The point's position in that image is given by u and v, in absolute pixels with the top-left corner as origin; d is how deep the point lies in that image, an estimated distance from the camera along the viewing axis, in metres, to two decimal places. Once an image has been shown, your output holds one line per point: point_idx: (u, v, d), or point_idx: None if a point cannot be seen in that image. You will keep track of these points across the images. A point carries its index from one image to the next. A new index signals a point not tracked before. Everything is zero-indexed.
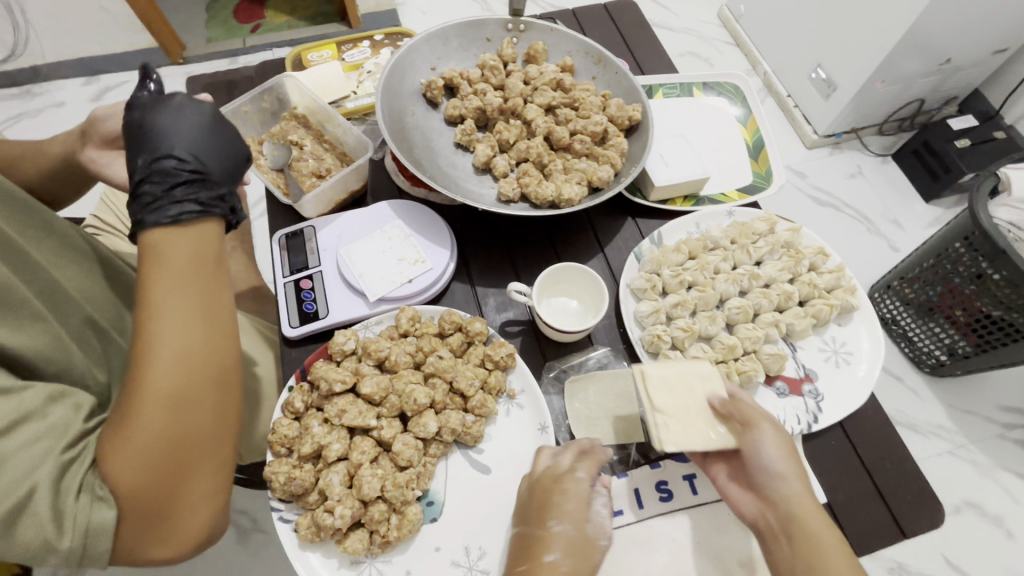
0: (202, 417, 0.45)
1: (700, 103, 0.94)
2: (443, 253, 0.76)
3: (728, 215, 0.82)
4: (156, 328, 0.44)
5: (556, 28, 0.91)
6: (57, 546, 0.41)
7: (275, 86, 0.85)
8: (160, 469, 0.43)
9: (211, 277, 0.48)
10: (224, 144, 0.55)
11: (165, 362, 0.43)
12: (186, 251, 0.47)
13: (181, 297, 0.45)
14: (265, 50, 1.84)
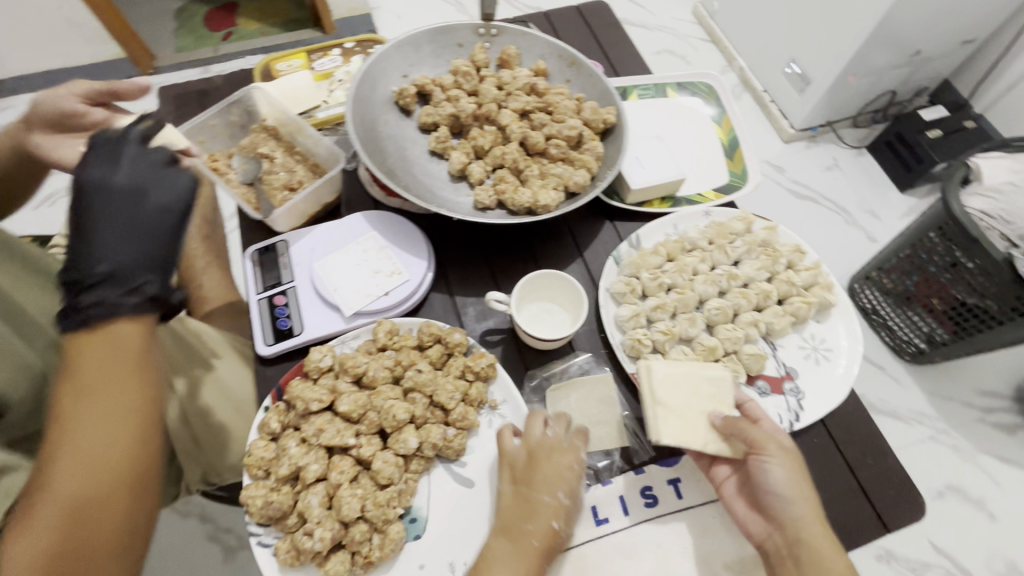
0: (112, 519, 0.45)
1: (674, 104, 0.94)
2: (420, 264, 0.75)
3: (705, 216, 0.82)
4: (77, 426, 0.45)
5: (529, 32, 0.91)
6: None
7: (243, 97, 0.83)
8: (57, 572, 0.42)
9: (139, 377, 0.48)
10: (154, 220, 0.55)
11: (87, 460, 0.44)
12: (115, 353, 0.48)
13: (106, 395, 0.46)
14: (237, 58, 1.81)
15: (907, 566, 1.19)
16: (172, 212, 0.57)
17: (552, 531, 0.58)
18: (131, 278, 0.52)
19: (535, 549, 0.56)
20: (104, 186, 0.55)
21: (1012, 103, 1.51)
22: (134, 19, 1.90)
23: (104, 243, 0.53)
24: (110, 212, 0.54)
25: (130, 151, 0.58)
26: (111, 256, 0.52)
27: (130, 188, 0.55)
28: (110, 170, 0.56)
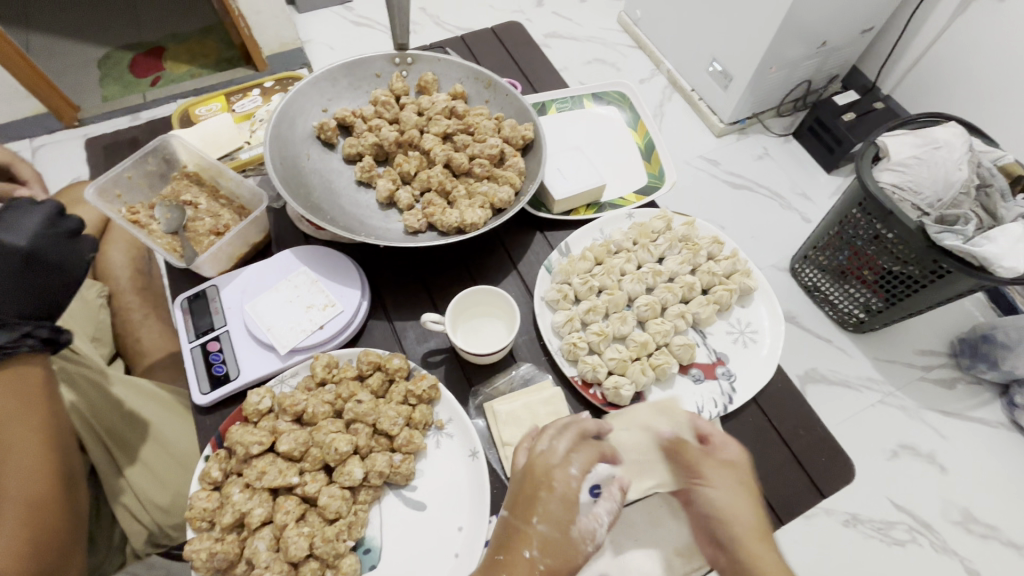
0: (57, 509, 0.58)
1: (591, 114, 0.98)
2: (353, 293, 0.76)
3: (628, 217, 0.86)
4: (12, 446, 0.56)
5: (442, 58, 0.93)
6: None
7: (159, 146, 0.82)
8: (36, 552, 0.55)
9: (42, 403, 0.60)
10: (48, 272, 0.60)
11: (25, 473, 0.57)
12: (18, 393, 0.58)
13: (27, 416, 0.58)
14: (167, 103, 1.78)
15: (873, 526, 1.25)
16: (63, 266, 0.61)
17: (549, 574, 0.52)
18: (21, 321, 0.58)
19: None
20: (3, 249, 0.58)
21: (915, 82, 1.64)
22: (53, 73, 1.84)
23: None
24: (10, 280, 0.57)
25: (38, 220, 0.62)
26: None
27: (32, 256, 0.59)
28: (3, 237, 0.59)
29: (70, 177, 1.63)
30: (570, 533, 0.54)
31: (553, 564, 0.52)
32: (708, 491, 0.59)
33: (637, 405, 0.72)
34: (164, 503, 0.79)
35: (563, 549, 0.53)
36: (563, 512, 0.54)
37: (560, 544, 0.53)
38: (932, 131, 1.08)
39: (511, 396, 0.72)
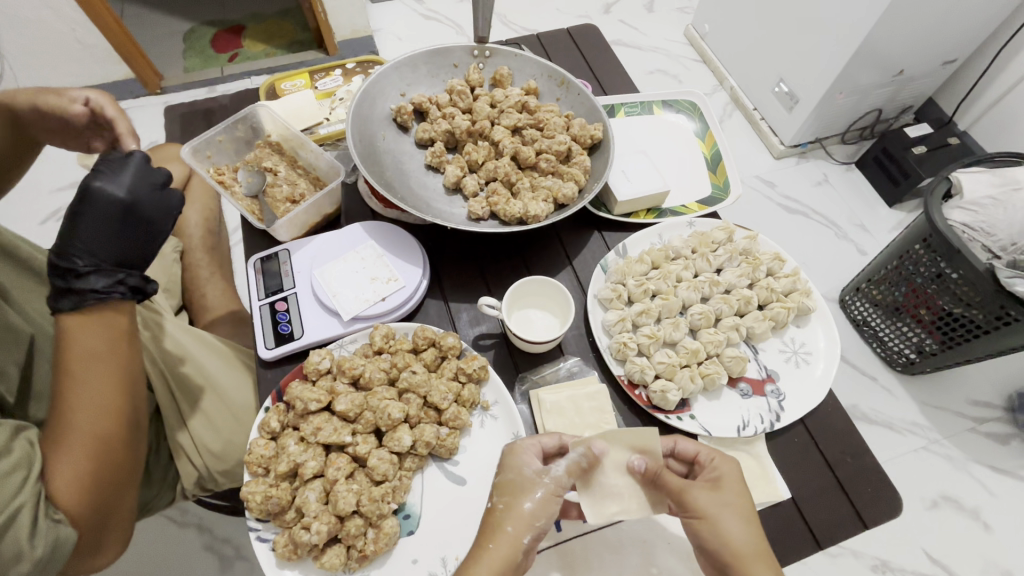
0: (125, 449, 0.59)
1: (660, 120, 0.98)
2: (415, 271, 0.79)
3: (689, 226, 0.86)
4: (86, 381, 0.57)
5: (520, 53, 0.96)
6: (26, 556, 0.50)
7: (249, 114, 0.87)
8: (98, 489, 0.57)
9: (121, 341, 0.61)
10: (145, 228, 0.66)
11: (96, 409, 0.57)
12: (99, 327, 0.60)
13: (104, 353, 0.59)
14: (243, 79, 1.87)
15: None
16: (157, 222, 0.68)
17: (507, 510, 0.60)
18: (116, 268, 0.63)
19: (501, 531, 0.59)
20: (104, 205, 0.63)
21: (997, 119, 1.56)
22: (144, 43, 1.97)
23: (88, 237, 0.62)
24: (115, 233, 0.64)
25: (138, 173, 0.67)
26: (96, 248, 0.62)
27: (131, 209, 0.65)
28: (108, 192, 0.64)
29: (149, 140, 1.74)
30: (524, 475, 0.61)
31: (507, 500, 0.61)
32: (713, 524, 0.59)
33: (682, 411, 0.72)
34: (217, 449, 0.85)
35: (518, 488, 0.61)
36: (509, 458, 0.63)
37: (512, 484, 0.61)
38: (1011, 172, 1.03)
39: (558, 387, 0.73)
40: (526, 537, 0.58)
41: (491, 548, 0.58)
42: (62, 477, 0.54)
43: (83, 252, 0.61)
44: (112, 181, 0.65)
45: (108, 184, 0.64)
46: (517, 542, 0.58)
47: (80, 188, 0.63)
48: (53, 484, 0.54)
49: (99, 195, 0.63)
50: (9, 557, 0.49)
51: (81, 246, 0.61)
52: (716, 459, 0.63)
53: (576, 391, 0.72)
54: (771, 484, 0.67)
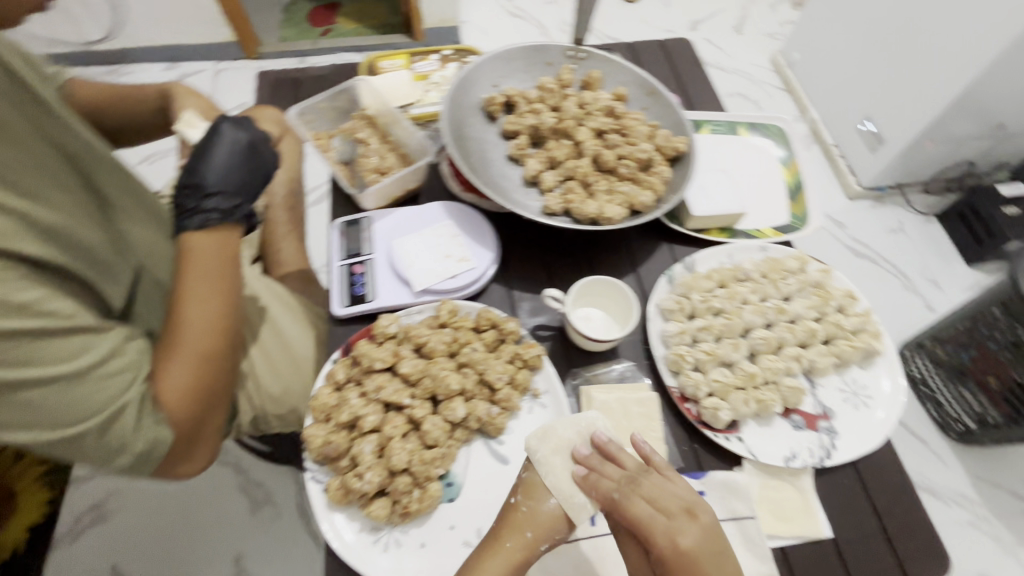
0: (219, 368, 0.68)
1: (744, 142, 0.97)
2: (486, 254, 0.82)
3: (761, 250, 0.86)
4: (196, 304, 0.67)
5: (614, 59, 0.98)
6: (131, 447, 0.59)
7: (351, 87, 0.94)
8: (195, 399, 0.66)
9: (227, 274, 0.71)
10: (257, 160, 0.79)
11: (201, 329, 0.66)
12: (211, 259, 0.70)
13: (214, 281, 0.69)
14: (333, 55, 1.97)
15: None
16: (266, 159, 0.81)
17: (529, 513, 0.62)
18: (234, 194, 0.74)
19: (519, 532, 0.60)
20: (230, 144, 0.77)
21: None
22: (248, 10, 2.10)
23: (212, 164, 0.75)
24: (236, 166, 0.76)
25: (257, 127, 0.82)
26: (222, 174, 0.75)
27: (248, 150, 0.79)
28: (234, 133, 0.78)
29: (241, 101, 1.86)
30: (565, 489, 0.62)
31: (533, 504, 0.62)
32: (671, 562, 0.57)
33: (731, 432, 0.72)
34: (277, 393, 0.94)
35: (546, 491, 0.63)
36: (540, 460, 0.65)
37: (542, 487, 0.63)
38: None
39: (608, 388, 0.74)
40: (541, 544, 0.60)
41: (507, 545, 0.60)
42: (168, 385, 0.63)
43: (205, 173, 0.74)
44: (236, 129, 0.79)
45: (234, 132, 0.79)
46: (532, 547, 0.60)
47: (213, 131, 0.78)
48: (160, 391, 0.63)
49: (227, 137, 0.78)
50: (116, 447, 0.58)
51: (204, 170, 0.74)
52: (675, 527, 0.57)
53: (624, 393, 0.73)
54: (812, 519, 0.67)
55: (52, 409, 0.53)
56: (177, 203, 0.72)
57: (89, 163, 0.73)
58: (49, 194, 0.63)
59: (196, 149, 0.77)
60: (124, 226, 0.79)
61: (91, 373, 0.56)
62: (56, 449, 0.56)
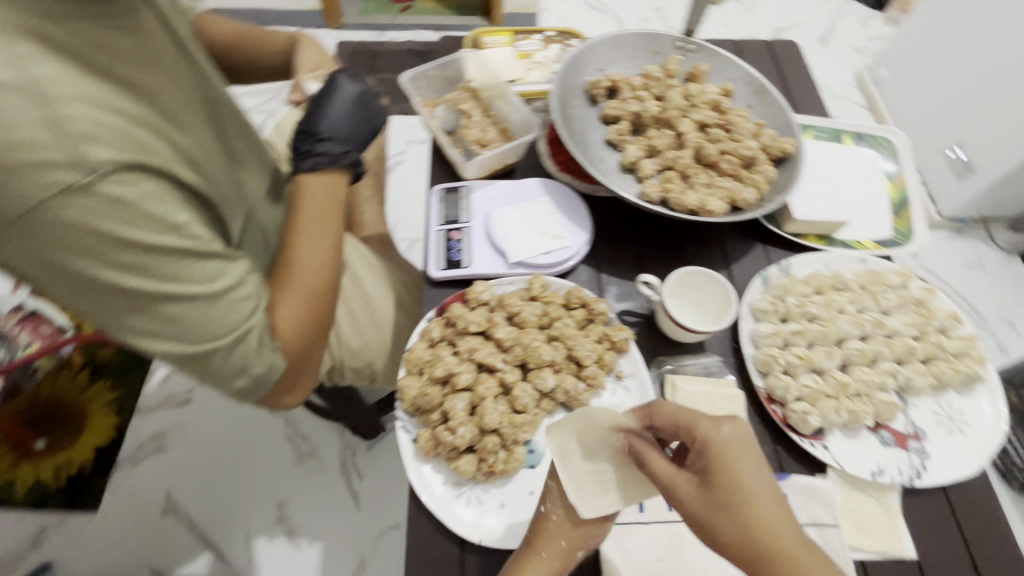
0: (323, 308, 0.73)
1: (850, 150, 0.94)
2: (581, 234, 0.83)
3: (861, 262, 0.84)
4: (308, 247, 0.71)
5: (724, 54, 0.97)
6: (251, 369, 0.64)
7: (459, 60, 0.96)
8: (303, 335, 0.70)
9: (335, 221, 0.74)
10: (369, 111, 0.82)
11: (311, 271, 0.71)
12: (322, 206, 0.73)
13: (324, 227, 0.72)
14: (411, 32, 2.00)
15: None
16: (375, 114, 0.83)
17: (559, 523, 0.59)
18: (346, 141, 0.77)
19: (553, 541, 0.59)
20: (343, 96, 0.80)
21: None
22: None
23: (327, 111, 0.78)
24: (348, 116, 0.79)
25: (369, 83, 0.84)
26: (335, 123, 0.78)
27: (359, 102, 0.81)
28: (347, 86, 0.81)
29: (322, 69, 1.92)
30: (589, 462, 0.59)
31: (562, 512, 0.60)
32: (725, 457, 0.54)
33: (817, 438, 0.70)
34: (354, 346, 0.98)
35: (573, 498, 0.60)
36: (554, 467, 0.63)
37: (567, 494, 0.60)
38: None
39: (694, 379, 0.74)
40: (579, 551, 0.59)
41: (541, 554, 0.58)
42: (283, 318, 0.68)
43: (319, 119, 0.77)
44: (351, 81, 0.82)
45: (347, 82, 0.81)
46: (566, 556, 0.58)
47: (330, 82, 0.81)
48: (276, 322, 0.67)
49: (342, 88, 0.81)
50: (240, 367, 0.63)
51: (319, 117, 0.78)
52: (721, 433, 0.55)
53: (710, 386, 0.73)
54: (896, 537, 0.65)
55: (190, 325, 0.58)
56: (295, 147, 0.76)
57: (229, 106, 0.76)
58: (197, 126, 0.67)
59: (314, 99, 0.81)
60: (242, 175, 0.80)
61: (225, 296, 0.60)
62: (189, 363, 0.60)
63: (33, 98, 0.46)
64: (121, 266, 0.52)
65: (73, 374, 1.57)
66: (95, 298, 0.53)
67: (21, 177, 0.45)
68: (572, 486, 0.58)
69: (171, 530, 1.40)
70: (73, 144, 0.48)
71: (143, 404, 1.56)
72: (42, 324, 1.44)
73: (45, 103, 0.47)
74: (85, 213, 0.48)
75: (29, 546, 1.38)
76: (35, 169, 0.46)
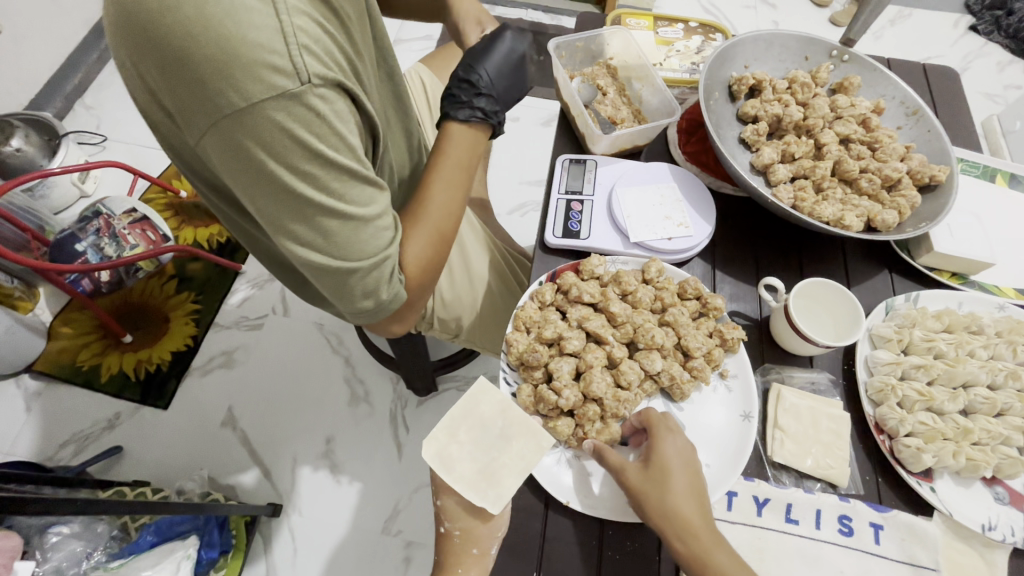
0: (440, 253, 0.76)
1: (1001, 191, 0.88)
2: (706, 227, 0.81)
3: (999, 308, 0.78)
4: (440, 195, 0.73)
5: (880, 69, 0.92)
6: (380, 295, 0.68)
7: (607, 34, 0.96)
8: (422, 274, 0.74)
9: (467, 176, 0.76)
10: (522, 74, 0.83)
11: (437, 218, 0.73)
12: (459, 159, 0.75)
13: (458, 179, 0.75)
14: (522, 11, 2.01)
15: None
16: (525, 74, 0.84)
17: (463, 537, 0.65)
18: (497, 101, 0.79)
19: (467, 555, 0.64)
20: (504, 55, 0.81)
21: None
22: None
23: (487, 64, 0.79)
24: (505, 75, 0.80)
25: (527, 45, 0.85)
26: (493, 78, 0.79)
27: (516, 65, 0.82)
28: (510, 45, 0.82)
29: (430, 36, 1.96)
30: (473, 463, 0.62)
31: (464, 526, 0.65)
32: (661, 462, 0.60)
33: (924, 479, 0.67)
34: (448, 299, 1.00)
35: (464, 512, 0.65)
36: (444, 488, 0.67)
37: (458, 506, 0.66)
38: None
39: (800, 393, 0.72)
40: (491, 549, 0.64)
41: (461, 570, 0.64)
42: (412, 253, 0.71)
43: (479, 70, 0.78)
44: (513, 41, 0.83)
45: (509, 41, 0.83)
46: (482, 560, 0.64)
47: (495, 37, 0.82)
48: (405, 257, 0.71)
49: (504, 46, 0.82)
50: (371, 290, 0.66)
51: (480, 67, 0.78)
52: (667, 426, 0.63)
53: (815, 401, 0.71)
54: None
55: (341, 243, 0.61)
56: (450, 92, 0.77)
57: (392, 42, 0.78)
58: (370, 56, 0.69)
59: (478, 47, 0.82)
60: (393, 114, 0.83)
61: (374, 222, 0.63)
62: (330, 278, 0.64)
63: (268, 4, 0.49)
64: (301, 174, 0.55)
65: (163, 282, 1.67)
66: (269, 201, 0.56)
67: (250, 73, 0.48)
68: (469, 491, 0.61)
69: (226, 442, 1.46)
70: (294, 52, 0.50)
71: (220, 320, 1.63)
72: (150, 230, 1.55)
73: (278, 10, 0.50)
74: (288, 117, 0.51)
75: (104, 429, 1.46)
76: (260, 68, 0.49)
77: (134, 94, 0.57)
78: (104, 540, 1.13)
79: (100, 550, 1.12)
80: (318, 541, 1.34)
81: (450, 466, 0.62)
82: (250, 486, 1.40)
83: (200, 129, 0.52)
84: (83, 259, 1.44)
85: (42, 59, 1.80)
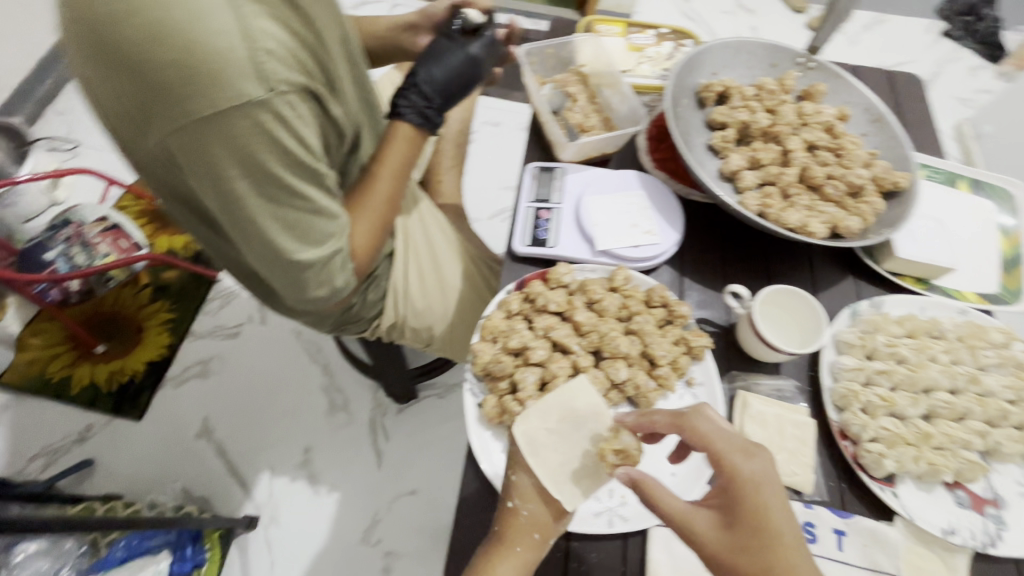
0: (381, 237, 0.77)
1: (963, 196, 0.90)
2: (673, 234, 0.82)
3: (960, 313, 0.80)
4: (382, 183, 0.74)
5: (846, 77, 0.93)
6: (332, 284, 0.69)
7: (577, 42, 0.97)
8: (368, 256, 0.76)
9: (406, 164, 0.76)
10: (471, 76, 0.79)
11: (379, 204, 0.75)
12: (400, 152, 0.75)
13: (398, 169, 0.75)
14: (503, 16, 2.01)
15: None
16: (481, 74, 0.80)
17: (531, 520, 0.57)
18: (433, 101, 0.76)
19: (528, 535, 0.57)
20: (458, 55, 0.78)
21: None
22: None
23: (434, 63, 0.77)
24: (450, 75, 0.77)
25: (490, 46, 0.81)
26: (434, 77, 0.76)
27: (468, 66, 0.78)
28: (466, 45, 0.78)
29: None
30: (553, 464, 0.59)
31: (534, 508, 0.58)
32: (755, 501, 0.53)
33: (886, 484, 0.67)
34: (419, 307, 1.00)
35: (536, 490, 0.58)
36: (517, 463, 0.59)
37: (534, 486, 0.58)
38: None
39: (767, 400, 0.72)
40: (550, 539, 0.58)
41: (518, 549, 0.56)
42: (358, 239, 0.73)
43: (422, 71, 0.76)
44: (474, 43, 0.79)
45: (469, 43, 0.79)
46: (540, 548, 0.57)
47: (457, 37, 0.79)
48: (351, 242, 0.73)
49: (460, 47, 0.78)
50: (324, 279, 0.68)
51: (423, 67, 0.76)
52: (749, 451, 0.56)
53: (781, 408, 0.71)
54: None
55: (299, 236, 0.61)
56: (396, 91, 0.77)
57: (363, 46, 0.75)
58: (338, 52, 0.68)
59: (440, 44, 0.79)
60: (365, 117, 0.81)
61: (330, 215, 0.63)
62: (286, 274, 0.64)
63: (229, 8, 0.48)
64: (259, 179, 0.54)
65: (137, 290, 1.63)
66: (225, 204, 0.56)
67: (211, 80, 0.47)
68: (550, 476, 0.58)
69: (201, 453, 1.43)
70: (259, 58, 0.50)
71: (196, 329, 1.60)
72: (122, 238, 1.51)
73: (240, 15, 0.49)
74: (252, 123, 0.51)
75: (75, 442, 1.42)
76: (222, 75, 0.48)
77: (82, 87, 0.55)
78: (72, 557, 1.09)
79: (68, 567, 1.08)
80: (296, 553, 1.32)
81: (537, 450, 0.59)
82: (226, 498, 1.38)
83: (154, 134, 0.50)
84: (52, 268, 1.40)
85: (11, 63, 1.75)
